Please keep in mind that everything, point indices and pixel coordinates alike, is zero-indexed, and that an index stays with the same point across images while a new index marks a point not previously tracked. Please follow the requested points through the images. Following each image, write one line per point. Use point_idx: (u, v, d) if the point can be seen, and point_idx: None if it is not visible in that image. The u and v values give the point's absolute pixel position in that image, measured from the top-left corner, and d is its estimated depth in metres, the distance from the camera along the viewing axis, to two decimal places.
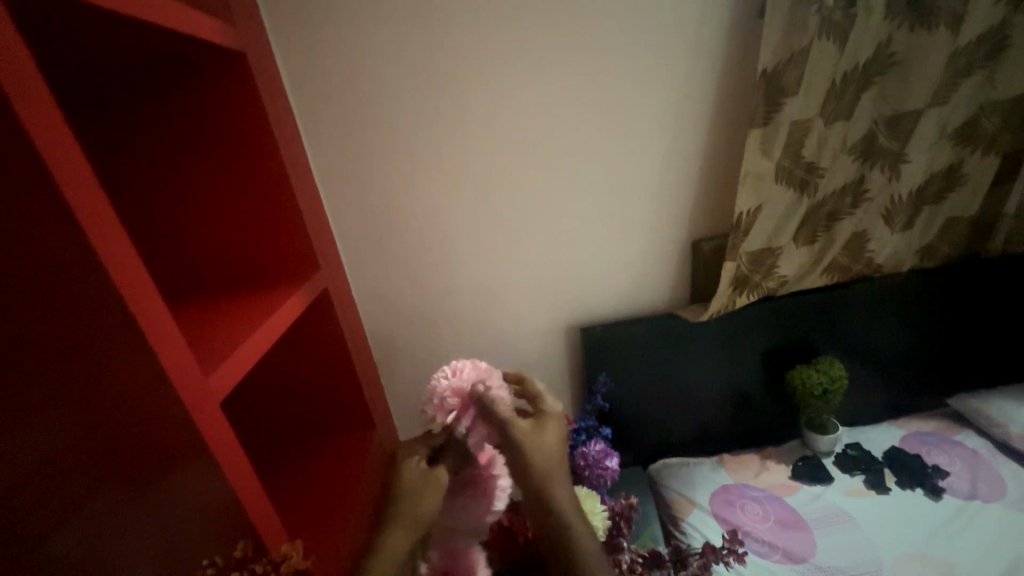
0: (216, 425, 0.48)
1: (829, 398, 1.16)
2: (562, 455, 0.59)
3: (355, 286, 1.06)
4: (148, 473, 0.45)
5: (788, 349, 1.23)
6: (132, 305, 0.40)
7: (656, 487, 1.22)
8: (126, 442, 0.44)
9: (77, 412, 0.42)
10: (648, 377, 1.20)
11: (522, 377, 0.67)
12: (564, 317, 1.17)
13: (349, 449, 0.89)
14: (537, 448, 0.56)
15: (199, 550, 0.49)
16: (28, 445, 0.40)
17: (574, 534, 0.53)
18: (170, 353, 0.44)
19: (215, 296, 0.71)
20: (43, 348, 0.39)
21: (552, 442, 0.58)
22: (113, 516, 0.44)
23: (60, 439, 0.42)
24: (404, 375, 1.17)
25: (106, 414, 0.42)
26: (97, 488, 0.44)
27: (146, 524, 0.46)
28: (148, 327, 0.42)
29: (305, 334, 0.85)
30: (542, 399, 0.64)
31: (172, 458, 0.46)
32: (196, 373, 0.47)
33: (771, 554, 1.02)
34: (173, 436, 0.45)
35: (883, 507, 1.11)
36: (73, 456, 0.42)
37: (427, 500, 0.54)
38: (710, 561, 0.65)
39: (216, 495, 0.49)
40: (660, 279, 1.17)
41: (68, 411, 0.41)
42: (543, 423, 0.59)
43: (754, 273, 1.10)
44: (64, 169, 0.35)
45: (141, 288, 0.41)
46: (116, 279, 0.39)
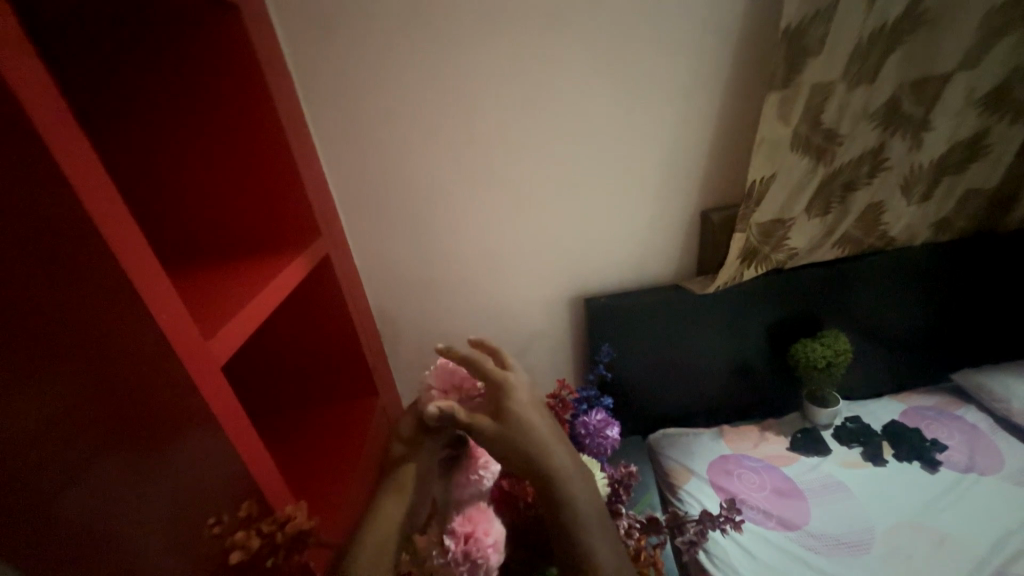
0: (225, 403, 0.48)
1: (832, 370, 1.16)
2: (543, 412, 0.56)
3: (355, 251, 1.04)
4: (160, 439, 0.46)
5: (793, 323, 1.22)
6: (137, 281, 0.40)
7: (655, 456, 1.23)
8: (136, 403, 0.44)
9: (78, 376, 0.41)
10: (649, 349, 1.20)
11: (472, 362, 0.58)
12: (569, 288, 1.16)
13: (353, 415, 0.90)
14: (530, 421, 0.53)
15: (209, 507, 0.50)
16: (44, 401, 0.41)
17: (569, 490, 0.50)
18: (177, 332, 0.44)
19: (215, 262, 0.70)
20: (42, 314, 0.38)
21: (536, 408, 0.56)
22: (124, 475, 0.45)
23: (73, 399, 0.42)
24: (406, 343, 1.17)
25: (110, 380, 0.42)
26: (112, 449, 0.44)
27: (162, 484, 0.47)
28: (154, 304, 0.42)
29: (305, 302, 0.84)
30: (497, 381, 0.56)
31: (182, 417, 0.46)
32: (202, 349, 0.47)
33: (766, 521, 1.05)
34: (183, 409, 0.46)
35: (878, 478, 1.12)
36: (86, 413, 0.42)
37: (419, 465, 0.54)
38: (707, 527, 0.64)
39: (220, 462, 0.50)
40: (667, 250, 1.15)
41: (65, 376, 0.41)
42: (511, 402, 0.54)
43: (763, 245, 1.08)
44: (57, 134, 0.34)
45: (140, 260, 0.40)
46: (118, 254, 0.38)
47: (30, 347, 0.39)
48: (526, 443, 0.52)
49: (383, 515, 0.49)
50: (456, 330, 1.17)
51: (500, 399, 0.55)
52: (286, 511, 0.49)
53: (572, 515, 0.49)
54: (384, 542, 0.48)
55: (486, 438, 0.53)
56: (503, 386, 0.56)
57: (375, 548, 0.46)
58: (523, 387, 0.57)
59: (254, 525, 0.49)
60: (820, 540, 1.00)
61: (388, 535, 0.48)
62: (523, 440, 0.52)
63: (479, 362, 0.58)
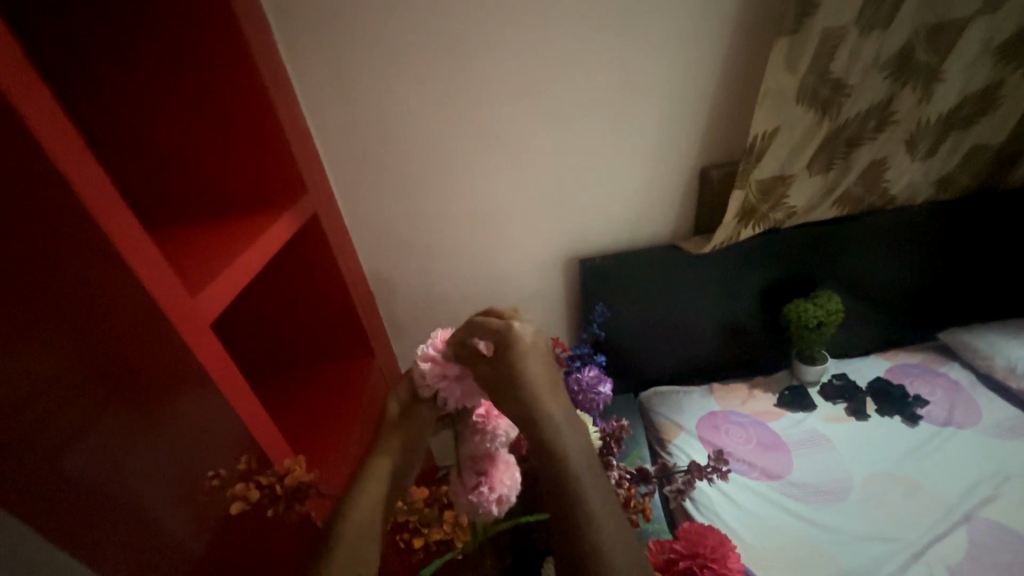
0: (219, 364, 0.49)
1: (823, 329, 1.17)
2: (548, 364, 0.52)
3: (344, 211, 1.02)
4: (159, 396, 0.46)
5: (788, 283, 1.22)
6: (116, 240, 0.39)
7: (646, 412, 1.27)
8: (125, 363, 0.43)
9: (59, 340, 0.40)
10: (643, 309, 1.20)
11: (472, 318, 0.56)
12: (564, 248, 1.15)
13: (349, 373, 0.91)
14: (523, 367, 0.50)
15: (210, 460, 0.51)
16: (36, 359, 0.39)
17: (563, 443, 0.45)
18: (165, 293, 0.44)
19: (198, 220, 0.68)
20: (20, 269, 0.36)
21: (535, 359, 0.52)
22: (126, 432, 0.45)
23: (65, 358, 0.40)
24: (400, 304, 1.17)
25: (95, 342, 0.41)
26: (111, 406, 0.44)
27: (164, 440, 0.47)
28: (138, 264, 0.41)
29: (295, 262, 0.83)
30: (501, 330, 0.54)
31: (172, 374, 0.46)
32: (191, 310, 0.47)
33: (750, 471, 1.09)
34: (176, 370, 0.46)
35: (860, 432, 1.16)
36: (79, 372, 0.42)
37: (411, 431, 0.54)
38: (695, 477, 0.66)
39: (217, 421, 0.51)
40: (664, 209, 1.13)
41: (44, 341, 0.39)
42: (512, 353, 0.51)
43: (761, 203, 1.06)
44: (8, 77, 0.33)
45: (120, 220, 0.40)
46: (95, 212, 0.38)
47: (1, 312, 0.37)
48: (517, 393, 0.49)
49: (371, 480, 0.49)
50: (451, 291, 1.16)
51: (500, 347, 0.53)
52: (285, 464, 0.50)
53: (569, 479, 0.42)
54: (370, 508, 0.47)
55: (490, 390, 0.52)
56: (506, 338, 0.53)
57: (371, 499, 0.47)
58: (528, 339, 0.53)
59: (254, 477, 0.50)
60: (800, 489, 1.05)
61: (375, 502, 0.48)
62: (517, 391, 0.49)
63: (486, 320, 0.55)
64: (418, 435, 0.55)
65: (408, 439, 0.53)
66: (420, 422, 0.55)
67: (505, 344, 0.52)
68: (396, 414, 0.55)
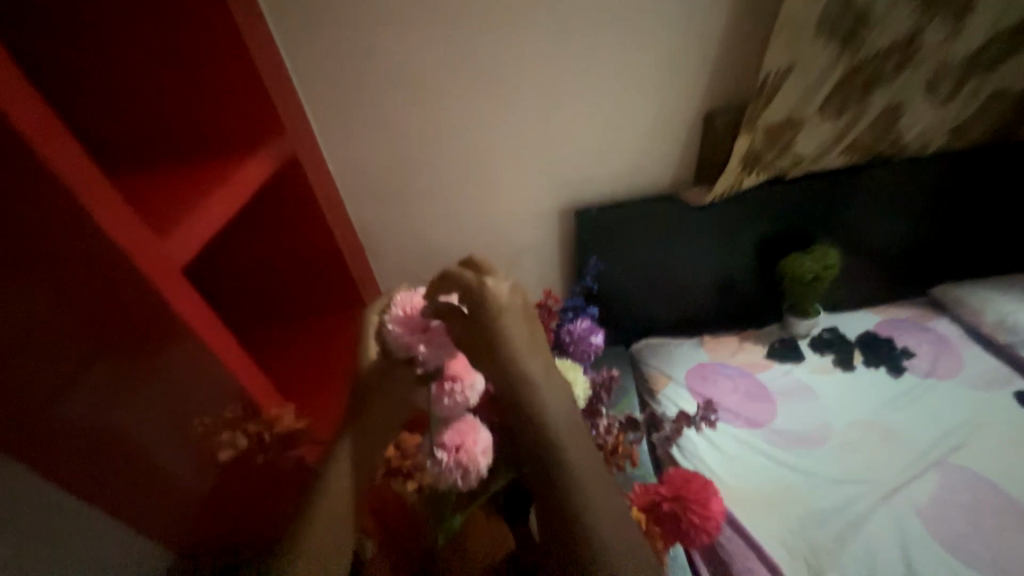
0: (196, 312, 0.48)
1: (818, 283, 1.16)
2: (530, 322, 0.48)
3: (326, 154, 0.96)
4: (156, 341, 0.46)
5: (785, 235, 1.19)
6: (67, 176, 0.38)
7: (637, 363, 1.29)
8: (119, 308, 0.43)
9: (28, 280, 0.39)
10: (638, 261, 1.18)
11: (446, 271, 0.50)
12: (560, 197, 1.10)
13: (342, 322, 0.90)
14: (503, 333, 0.45)
15: (205, 407, 0.52)
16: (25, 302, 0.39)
17: (545, 409, 0.43)
18: (128, 237, 0.42)
19: (165, 160, 0.63)
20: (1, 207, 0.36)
21: (515, 321, 0.47)
22: (124, 377, 0.46)
23: (54, 303, 0.40)
24: (390, 255, 1.13)
25: (65, 284, 0.40)
26: (105, 355, 0.44)
27: (158, 387, 0.48)
28: (95, 207, 0.40)
29: (277, 207, 0.79)
30: (478, 288, 0.48)
31: (156, 322, 0.46)
32: (155, 251, 0.45)
33: (735, 420, 1.12)
34: (153, 316, 0.45)
35: (845, 382, 1.19)
36: (67, 317, 0.41)
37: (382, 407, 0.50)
38: (683, 425, 0.67)
39: (203, 369, 0.50)
40: (666, 157, 1.07)
41: (2, 279, 0.38)
42: (483, 310, 0.46)
43: (768, 149, 1.02)
44: None
45: (72, 159, 0.39)
46: (43, 150, 0.37)
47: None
48: (500, 358, 0.45)
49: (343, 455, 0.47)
50: (443, 241, 1.13)
51: (473, 308, 0.47)
52: (271, 414, 0.50)
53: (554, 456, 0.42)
54: (342, 485, 0.46)
55: (466, 347, 0.48)
56: (478, 297, 0.47)
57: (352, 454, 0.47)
58: (504, 296, 0.47)
59: (244, 426, 0.50)
60: (782, 436, 1.09)
61: (346, 483, 0.46)
62: (495, 352, 0.45)
63: (457, 273, 0.49)
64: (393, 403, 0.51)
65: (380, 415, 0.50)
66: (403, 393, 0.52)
67: (477, 310, 0.46)
68: (374, 375, 0.51)
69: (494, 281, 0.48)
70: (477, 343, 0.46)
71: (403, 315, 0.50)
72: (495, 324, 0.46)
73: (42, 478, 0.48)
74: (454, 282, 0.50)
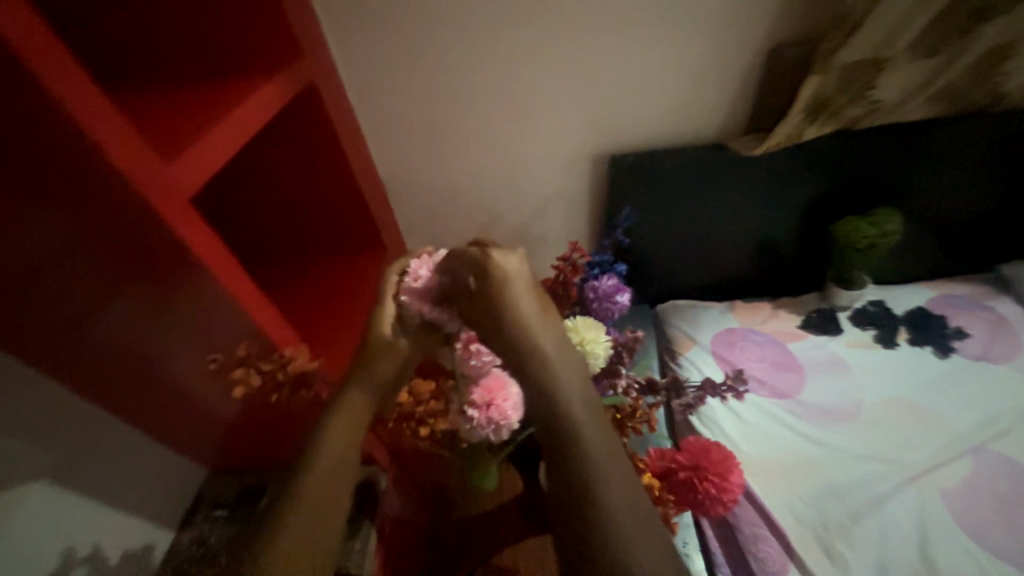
0: (209, 246, 0.49)
1: (871, 252, 1.07)
2: (536, 294, 0.52)
3: (348, 82, 0.90)
4: (170, 273, 0.47)
5: (839, 196, 1.08)
6: (64, 96, 0.36)
7: (661, 324, 1.25)
8: (130, 236, 0.44)
9: (38, 201, 0.38)
10: (674, 218, 1.10)
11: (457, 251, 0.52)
12: (594, 143, 1.02)
13: (362, 264, 0.89)
14: (516, 310, 0.49)
15: (224, 340, 0.55)
16: (40, 227, 0.39)
17: (560, 384, 0.46)
18: (136, 165, 0.42)
19: (178, 78, 0.60)
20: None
21: (526, 294, 0.50)
22: (143, 307, 0.48)
23: (68, 227, 0.40)
24: (412, 198, 1.09)
25: (74, 206, 0.40)
26: (123, 284, 0.45)
27: (176, 319, 0.50)
28: (97, 130, 0.39)
29: (295, 139, 0.75)
30: (489, 267, 0.51)
31: (168, 255, 0.46)
32: (164, 179, 0.44)
33: (759, 389, 1.09)
34: (164, 247, 0.45)
35: (883, 359, 1.12)
36: (84, 243, 0.42)
37: (387, 368, 0.50)
38: (707, 394, 0.64)
39: (217, 305, 0.52)
40: (715, 99, 0.97)
41: (18, 203, 0.38)
42: (493, 286, 0.49)
43: (840, 95, 0.89)
44: None
45: (68, 77, 0.37)
46: (34, 63, 0.35)
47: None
48: (513, 331, 0.48)
49: (345, 409, 0.47)
50: (468, 185, 1.07)
51: (485, 285, 0.50)
52: (285, 354, 0.52)
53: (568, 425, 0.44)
54: (345, 439, 0.46)
55: (478, 321, 0.51)
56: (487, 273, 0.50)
57: (362, 396, 0.48)
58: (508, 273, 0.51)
59: (256, 364, 0.52)
60: (806, 409, 1.05)
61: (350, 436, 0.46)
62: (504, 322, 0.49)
63: (462, 251, 0.52)
64: (394, 372, 0.51)
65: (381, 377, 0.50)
66: (400, 360, 0.51)
67: (488, 281, 0.50)
68: (380, 345, 0.51)
69: (502, 257, 0.52)
70: (489, 314, 0.50)
71: (419, 280, 0.52)
72: (507, 298, 0.49)
73: (81, 386, 0.54)
74: (461, 260, 0.52)
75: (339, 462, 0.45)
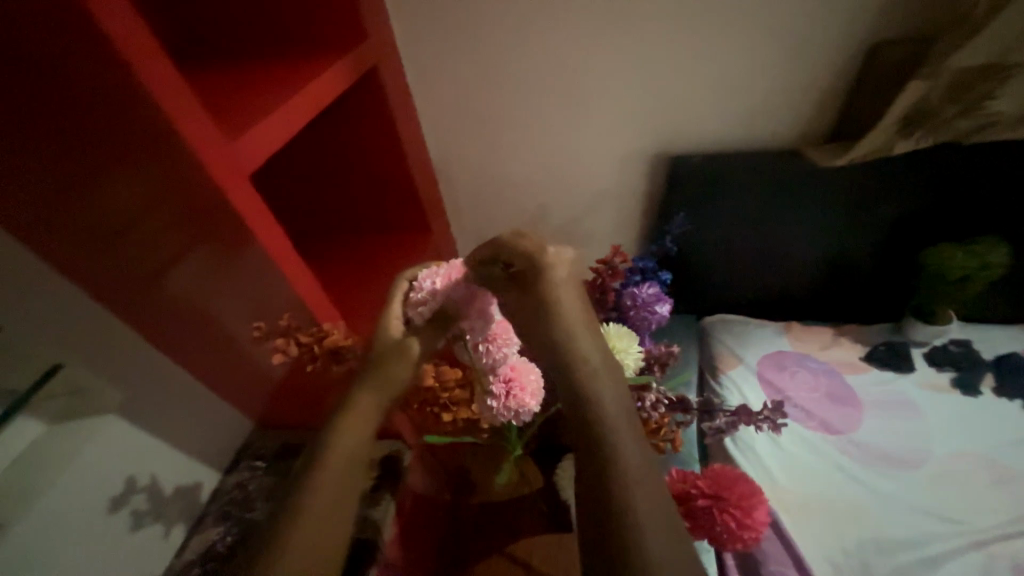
0: (259, 219, 0.52)
1: (967, 285, 0.94)
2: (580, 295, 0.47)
3: (408, 67, 0.91)
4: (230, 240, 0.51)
5: (932, 220, 0.95)
6: (143, 76, 0.40)
7: (705, 338, 1.18)
8: (198, 205, 0.47)
9: (127, 168, 0.43)
10: (731, 228, 1.03)
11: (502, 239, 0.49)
12: (652, 141, 0.97)
13: (406, 247, 0.91)
14: (559, 309, 0.44)
15: (277, 307, 0.59)
16: (126, 188, 0.44)
17: (598, 386, 0.41)
18: (202, 143, 0.45)
19: (251, 58, 0.63)
20: (93, 95, 0.39)
21: (570, 293, 0.45)
22: (208, 271, 0.52)
23: (148, 191, 0.44)
24: (461, 186, 1.10)
25: (156, 175, 0.44)
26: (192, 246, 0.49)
27: (236, 284, 0.54)
28: (171, 109, 0.42)
29: (352, 121, 0.78)
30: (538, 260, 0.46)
31: (228, 225, 0.50)
32: (227, 156, 0.48)
33: (806, 420, 1.01)
34: (223, 218, 0.49)
35: (960, 407, 1.00)
36: (161, 207, 0.45)
37: (401, 368, 0.50)
38: (741, 421, 0.60)
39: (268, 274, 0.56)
40: (793, 102, 0.89)
41: (111, 166, 0.42)
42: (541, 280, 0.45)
43: (948, 103, 0.78)
44: None
45: (150, 59, 0.40)
46: (122, 46, 0.38)
47: (53, 124, 0.39)
48: (554, 331, 0.43)
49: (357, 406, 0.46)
50: (516, 176, 1.06)
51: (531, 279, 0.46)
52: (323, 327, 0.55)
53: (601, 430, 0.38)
54: (358, 433, 0.45)
55: (517, 315, 0.47)
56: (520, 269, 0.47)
57: (371, 395, 0.47)
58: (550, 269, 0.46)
59: (295, 335, 0.55)
60: (860, 449, 0.96)
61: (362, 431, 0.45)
62: (542, 322, 0.44)
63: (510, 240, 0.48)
64: (410, 374, 0.50)
65: (400, 374, 0.49)
66: (414, 357, 0.51)
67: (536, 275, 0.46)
68: (389, 343, 0.51)
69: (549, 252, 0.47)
70: (531, 311, 0.45)
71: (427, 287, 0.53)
72: (550, 296, 0.45)
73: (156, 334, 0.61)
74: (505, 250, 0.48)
75: (349, 456, 0.43)
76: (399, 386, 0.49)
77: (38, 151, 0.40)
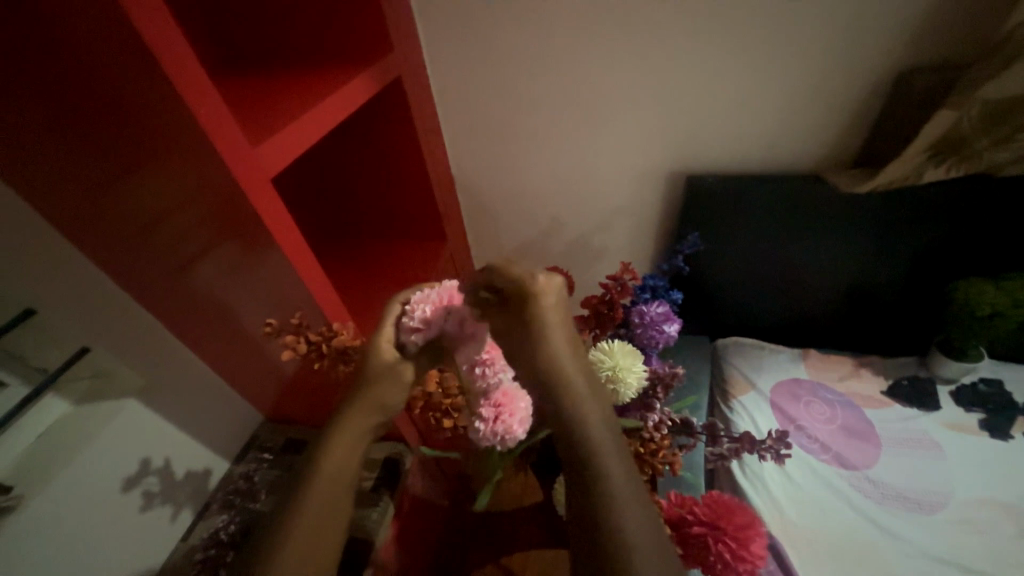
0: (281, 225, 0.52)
1: (995, 323, 0.89)
2: (571, 327, 0.47)
3: (433, 77, 0.93)
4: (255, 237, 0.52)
5: (965, 253, 0.92)
6: (177, 83, 0.40)
7: (718, 360, 1.16)
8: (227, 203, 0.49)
9: (173, 161, 0.46)
10: (749, 249, 1.01)
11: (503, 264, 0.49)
12: (671, 159, 0.97)
13: (420, 252, 0.93)
14: (549, 340, 0.44)
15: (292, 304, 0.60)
16: (172, 177, 0.47)
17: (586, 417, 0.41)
18: (227, 149, 0.45)
19: (282, 66, 0.66)
20: (140, 94, 0.41)
21: (560, 326, 0.46)
22: (238, 259, 0.55)
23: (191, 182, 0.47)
24: (478, 195, 1.11)
25: (193, 169, 0.46)
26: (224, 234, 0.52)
27: (259, 275, 0.57)
28: (203, 114, 0.43)
29: (377, 128, 0.80)
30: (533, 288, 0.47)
31: (250, 226, 0.51)
32: (252, 160, 0.48)
33: (819, 452, 0.97)
34: (246, 219, 0.50)
35: (988, 451, 0.94)
36: (201, 197, 0.49)
37: (391, 390, 0.50)
38: (744, 449, 0.59)
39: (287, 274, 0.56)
40: (819, 125, 0.87)
41: (159, 157, 0.45)
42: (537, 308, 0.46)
43: (981, 134, 0.75)
44: None
45: (184, 67, 0.40)
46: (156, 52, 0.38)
47: (111, 118, 0.42)
48: (542, 363, 0.44)
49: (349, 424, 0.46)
50: (532, 188, 1.07)
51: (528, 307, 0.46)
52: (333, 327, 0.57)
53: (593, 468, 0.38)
54: (351, 447, 0.45)
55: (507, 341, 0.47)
56: (523, 294, 0.47)
57: (363, 414, 0.47)
58: (551, 296, 0.47)
59: (304, 333, 0.57)
60: (877, 487, 0.92)
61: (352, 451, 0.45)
62: (531, 354, 0.44)
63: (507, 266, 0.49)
64: (399, 396, 0.50)
65: (389, 394, 0.49)
66: (405, 381, 0.51)
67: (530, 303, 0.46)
68: (382, 365, 0.50)
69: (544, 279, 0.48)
70: (520, 341, 0.46)
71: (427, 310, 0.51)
72: (541, 328, 0.45)
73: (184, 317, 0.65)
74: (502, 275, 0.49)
75: (342, 473, 0.43)
76: (390, 407, 0.49)
77: (100, 141, 0.44)
